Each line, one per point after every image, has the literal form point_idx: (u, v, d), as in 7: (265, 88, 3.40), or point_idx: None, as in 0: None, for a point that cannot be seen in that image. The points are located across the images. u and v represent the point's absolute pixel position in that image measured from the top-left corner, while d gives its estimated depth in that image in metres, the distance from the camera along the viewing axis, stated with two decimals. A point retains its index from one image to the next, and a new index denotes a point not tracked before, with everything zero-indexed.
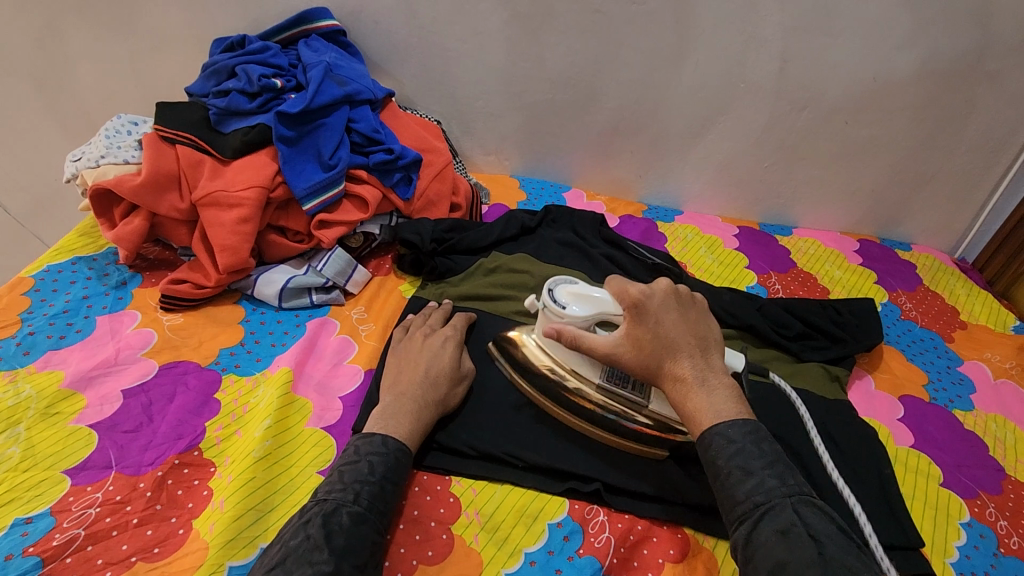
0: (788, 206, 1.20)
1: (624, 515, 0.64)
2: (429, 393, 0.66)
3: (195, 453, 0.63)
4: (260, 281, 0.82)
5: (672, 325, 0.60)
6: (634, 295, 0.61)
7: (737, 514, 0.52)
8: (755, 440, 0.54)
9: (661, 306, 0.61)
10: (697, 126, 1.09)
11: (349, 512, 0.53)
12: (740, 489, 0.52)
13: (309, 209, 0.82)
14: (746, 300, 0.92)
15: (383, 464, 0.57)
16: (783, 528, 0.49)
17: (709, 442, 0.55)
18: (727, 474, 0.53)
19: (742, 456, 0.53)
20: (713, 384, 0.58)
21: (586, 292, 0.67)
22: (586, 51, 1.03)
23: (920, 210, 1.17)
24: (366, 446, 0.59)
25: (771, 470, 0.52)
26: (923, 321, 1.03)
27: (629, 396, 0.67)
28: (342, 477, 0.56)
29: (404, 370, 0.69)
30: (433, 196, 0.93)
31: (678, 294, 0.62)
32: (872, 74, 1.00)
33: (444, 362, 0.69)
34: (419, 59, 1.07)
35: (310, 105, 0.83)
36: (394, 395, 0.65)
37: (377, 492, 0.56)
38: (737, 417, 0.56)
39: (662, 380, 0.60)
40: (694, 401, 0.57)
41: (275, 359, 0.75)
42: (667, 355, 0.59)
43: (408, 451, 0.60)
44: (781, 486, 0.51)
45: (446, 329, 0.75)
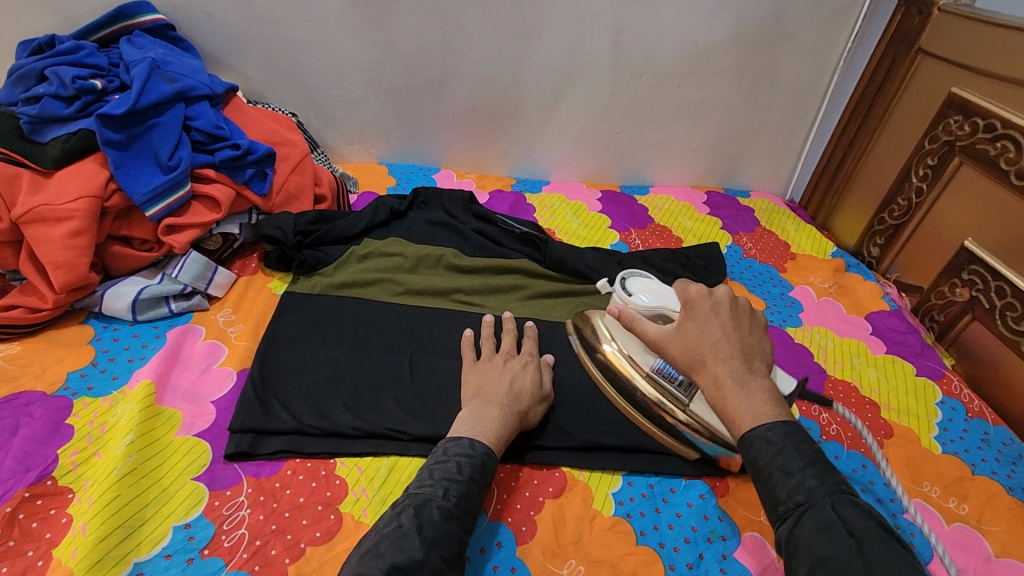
0: (643, 167, 1.30)
1: (507, 466, 0.71)
2: (512, 403, 0.68)
3: (47, 483, 0.59)
4: (106, 296, 0.77)
5: (719, 328, 0.59)
6: (692, 295, 0.62)
7: (780, 513, 0.50)
8: (796, 440, 0.52)
9: (711, 310, 0.60)
10: (550, 98, 1.15)
11: (439, 506, 0.55)
12: (782, 488, 0.50)
13: (153, 215, 0.78)
14: (607, 256, 1.01)
15: (471, 464, 0.59)
16: (823, 525, 0.47)
17: (750, 445, 0.53)
18: (769, 476, 0.51)
19: (784, 457, 0.51)
20: (753, 388, 0.56)
21: (657, 288, 0.73)
22: (431, 32, 1.04)
23: (753, 160, 1.32)
24: (455, 447, 0.61)
25: (810, 470, 0.50)
26: (761, 257, 1.17)
27: (673, 391, 0.69)
28: (433, 474, 0.58)
29: (484, 386, 0.70)
30: (293, 189, 0.92)
31: (735, 300, 0.62)
32: (693, 41, 1.11)
33: (527, 381, 0.71)
34: (262, 51, 1.03)
35: (136, 105, 0.78)
36: (478, 401, 0.67)
37: (465, 491, 0.57)
38: (774, 420, 0.54)
39: (698, 377, 0.59)
40: (731, 404, 0.56)
41: (133, 374, 0.71)
42: (710, 354, 0.58)
43: (494, 456, 0.62)
44: (821, 485, 0.49)
45: (525, 355, 0.76)
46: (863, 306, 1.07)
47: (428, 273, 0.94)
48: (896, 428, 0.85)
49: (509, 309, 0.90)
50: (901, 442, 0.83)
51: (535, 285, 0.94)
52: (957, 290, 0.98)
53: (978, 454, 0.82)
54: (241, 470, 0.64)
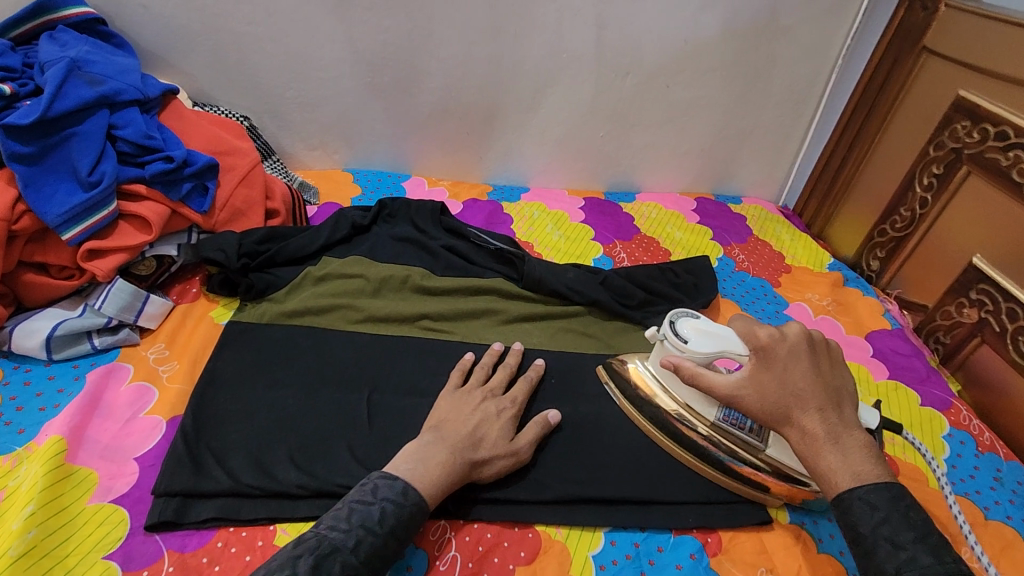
0: (630, 172, 1.22)
1: (473, 526, 0.63)
2: (464, 448, 0.61)
3: None
4: (15, 333, 0.67)
5: (804, 376, 0.56)
6: (763, 339, 0.58)
7: None
8: (902, 508, 0.50)
9: (791, 354, 0.57)
10: (529, 99, 1.06)
11: (343, 561, 0.50)
12: (890, 563, 0.48)
13: (70, 239, 0.68)
14: (589, 274, 0.93)
15: (395, 516, 0.54)
16: None
17: (848, 507, 0.51)
18: (875, 547, 0.49)
19: (890, 526, 0.49)
20: (847, 443, 0.53)
21: (711, 327, 0.64)
22: (395, 27, 0.95)
23: (746, 164, 1.25)
24: (386, 489, 0.55)
25: (923, 545, 0.48)
26: (754, 270, 1.10)
27: (744, 438, 0.66)
28: (350, 518, 0.53)
29: (447, 421, 0.64)
30: (239, 204, 0.83)
31: (810, 337, 0.58)
32: (682, 38, 1.03)
33: (494, 429, 0.64)
34: (208, 47, 0.93)
35: (48, 113, 0.67)
36: (433, 435, 0.62)
37: (379, 546, 0.52)
38: (878, 481, 0.51)
39: (786, 431, 0.56)
40: (826, 459, 0.53)
41: (43, 426, 0.62)
42: (796, 406, 0.55)
43: (425, 509, 0.56)
44: (938, 564, 0.47)
45: (507, 398, 0.69)
46: (864, 325, 1.00)
47: (392, 297, 0.85)
48: (901, 466, 0.78)
49: (481, 338, 0.82)
50: (909, 483, 0.76)
51: (510, 308, 0.86)
52: (964, 311, 0.91)
53: (991, 496, 0.75)
54: (162, 544, 0.55)
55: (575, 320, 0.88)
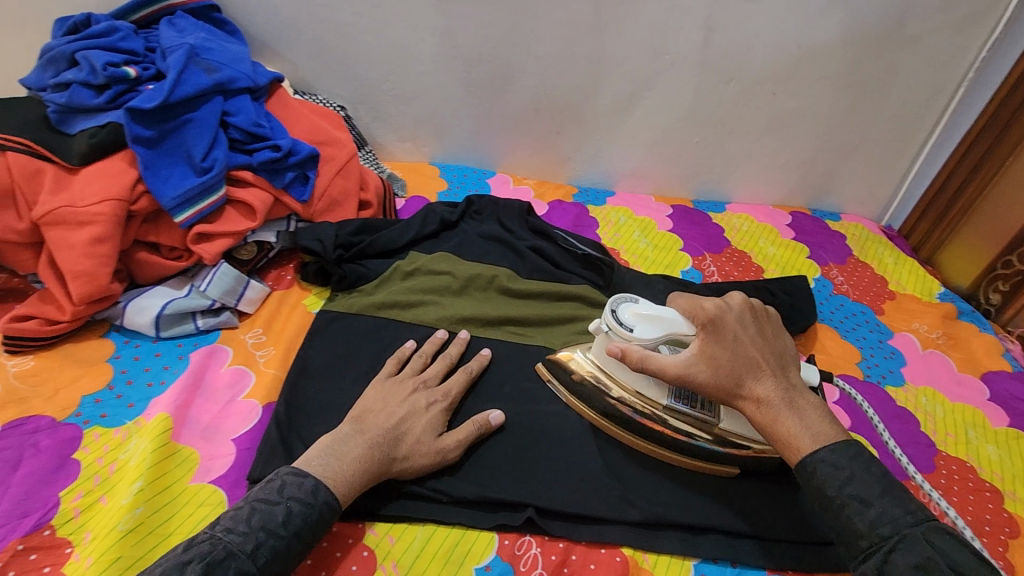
0: (722, 181, 1.16)
1: (559, 544, 0.60)
2: (386, 441, 0.58)
3: (45, 534, 0.53)
4: (128, 309, 0.70)
5: (751, 344, 0.60)
6: (710, 311, 0.61)
7: (863, 547, 0.50)
8: (863, 465, 0.53)
9: (738, 321, 0.61)
10: (624, 101, 1.02)
11: (236, 567, 0.47)
12: (861, 521, 0.51)
13: (182, 222, 0.70)
14: (681, 288, 0.89)
15: (302, 517, 0.51)
16: (920, 562, 0.47)
17: (812, 471, 0.54)
18: (843, 507, 0.52)
19: (857, 485, 0.52)
20: (801, 405, 0.58)
21: (651, 311, 0.62)
22: (496, 23, 0.93)
23: (848, 180, 1.16)
24: (293, 487, 0.52)
25: (889, 499, 0.51)
26: (854, 295, 1.02)
27: (697, 415, 0.64)
28: (249, 520, 0.50)
29: (373, 409, 0.61)
30: (336, 194, 0.83)
31: (752, 309, 0.63)
32: (796, 42, 0.96)
33: (419, 424, 0.61)
34: (312, 37, 0.94)
35: (170, 98, 0.69)
36: (353, 427, 0.58)
37: (281, 549, 0.50)
38: (837, 439, 0.55)
39: (740, 401, 0.59)
40: (785, 424, 0.57)
41: (151, 402, 0.64)
42: (748, 374, 0.58)
43: (337, 509, 0.53)
44: (906, 515, 0.50)
45: (441, 392, 0.65)
46: (978, 363, 0.91)
47: (477, 296, 0.84)
48: None
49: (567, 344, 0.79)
50: None
51: (595, 316, 0.83)
52: None
53: None
54: None
55: None
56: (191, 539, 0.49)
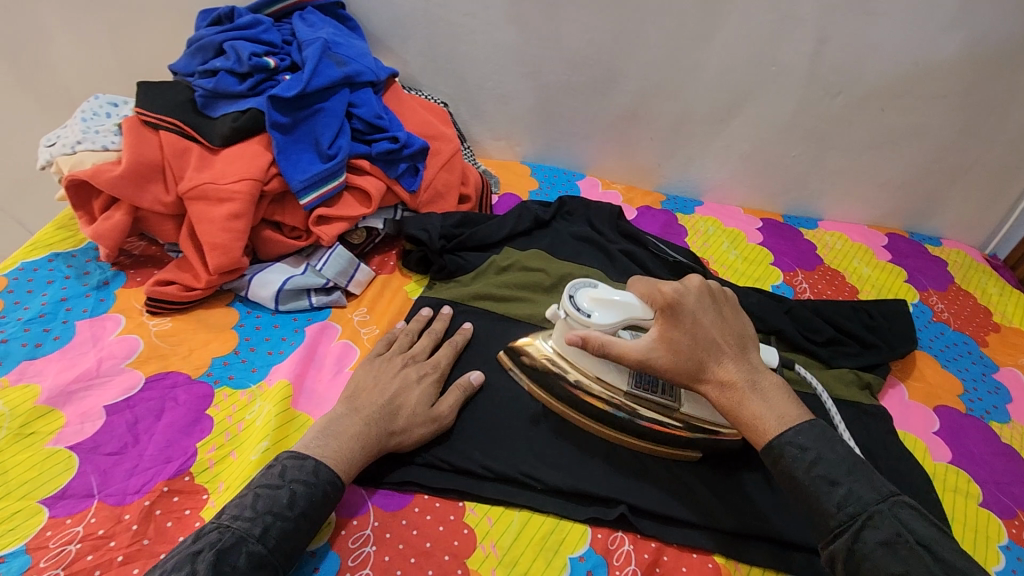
0: (816, 197, 1.13)
1: (651, 544, 0.60)
2: (387, 419, 0.60)
3: (185, 479, 0.57)
4: (253, 282, 0.75)
5: (711, 327, 0.56)
6: (667, 295, 0.57)
7: (831, 527, 0.48)
8: (829, 443, 0.51)
9: (697, 304, 0.57)
10: (722, 111, 1.02)
11: (248, 550, 0.48)
12: (829, 500, 0.49)
13: (306, 204, 0.75)
14: (774, 302, 0.88)
15: (307, 497, 0.52)
16: (888, 538, 0.46)
17: (780, 452, 0.51)
18: (811, 487, 0.50)
19: (824, 465, 0.50)
20: (765, 387, 0.55)
21: (610, 296, 0.61)
22: (603, 28, 0.95)
23: (953, 204, 1.11)
24: (294, 470, 0.53)
25: (855, 476, 0.49)
26: (955, 324, 0.98)
27: (657, 399, 0.64)
28: (255, 506, 0.50)
29: (363, 391, 0.62)
30: (440, 186, 0.86)
31: (712, 292, 0.59)
32: (912, 59, 0.93)
33: (415, 396, 0.63)
34: (424, 36, 0.99)
35: (306, 88, 0.74)
36: (349, 408, 0.60)
37: (291, 529, 0.50)
38: (801, 422, 0.53)
39: (702, 385, 0.56)
40: (749, 407, 0.54)
41: (272, 369, 0.69)
42: (707, 357, 0.55)
43: (340, 486, 0.54)
44: (872, 491, 0.49)
45: (427, 365, 0.68)
46: None
47: None
48: None
49: None
50: None
51: None
52: None
53: None
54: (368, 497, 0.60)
55: None
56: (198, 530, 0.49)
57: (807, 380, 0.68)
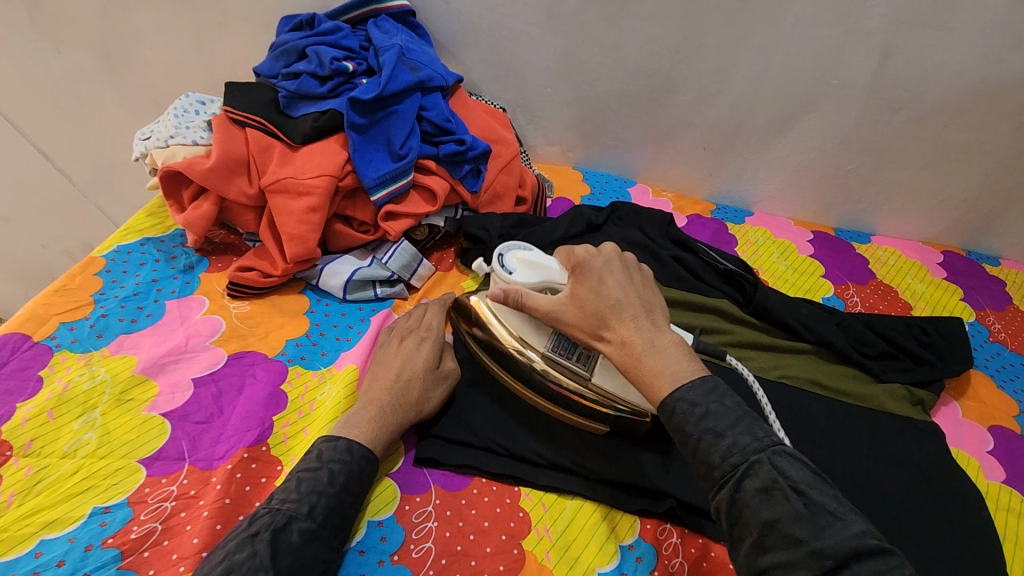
0: (869, 212, 1.12)
1: (699, 539, 0.62)
2: (402, 400, 0.63)
3: (262, 449, 0.62)
4: (325, 272, 0.80)
5: (616, 285, 0.61)
6: (580, 256, 0.65)
7: (716, 479, 0.48)
8: (719, 398, 0.52)
9: (604, 266, 0.63)
10: (779, 122, 1.03)
11: (300, 527, 0.50)
12: (715, 453, 0.49)
13: (377, 199, 0.79)
14: (825, 314, 0.88)
15: (345, 474, 0.55)
16: (764, 485, 0.46)
17: (672, 410, 0.52)
18: (698, 441, 0.50)
19: (710, 418, 0.50)
20: (663, 346, 0.57)
21: (536, 259, 0.69)
22: (664, 39, 0.97)
23: (1015, 224, 1.09)
24: (329, 451, 0.56)
25: (739, 427, 0.50)
26: (1013, 345, 0.96)
27: (572, 366, 0.66)
28: (299, 487, 0.53)
29: (376, 376, 0.65)
30: (499, 188, 0.89)
31: (624, 257, 0.64)
32: (981, 75, 0.92)
33: (418, 364, 0.66)
34: (489, 43, 1.03)
35: (383, 92, 0.80)
36: (362, 401, 0.62)
37: (335, 504, 0.53)
38: (693, 378, 0.54)
39: (604, 343, 0.60)
40: (646, 364, 0.56)
41: (341, 354, 0.73)
42: (611, 314, 0.60)
43: (373, 459, 0.58)
44: (753, 441, 0.49)
45: (421, 329, 0.71)
46: None
47: None
48: None
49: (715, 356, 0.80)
50: None
51: (739, 333, 0.84)
52: None
53: None
54: (430, 478, 0.64)
55: (802, 357, 0.85)
56: (251, 515, 0.52)
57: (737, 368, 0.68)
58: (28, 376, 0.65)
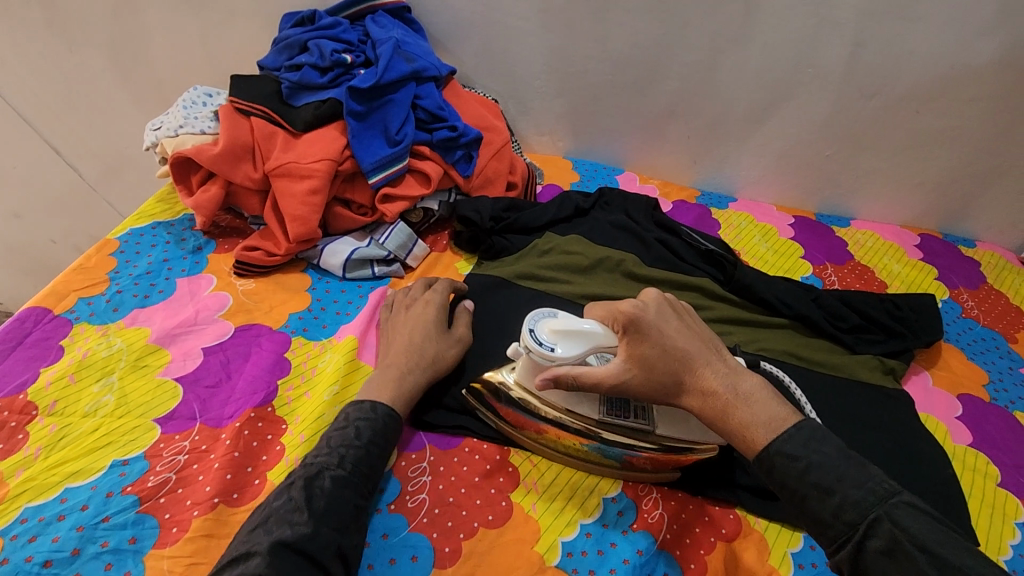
0: (849, 196, 1.17)
1: (677, 493, 0.66)
2: (415, 359, 0.67)
3: (268, 410, 0.66)
4: (325, 251, 0.85)
5: (676, 335, 0.58)
6: (627, 313, 0.58)
7: (831, 536, 0.49)
8: (819, 446, 0.51)
9: (658, 317, 0.59)
10: (760, 110, 1.07)
11: (332, 475, 0.55)
12: (825, 509, 0.50)
13: (374, 182, 0.84)
14: (802, 290, 0.93)
15: (370, 430, 0.59)
16: (887, 546, 0.47)
17: (771, 463, 0.52)
18: (805, 496, 0.51)
19: (815, 472, 0.50)
20: (748, 392, 0.56)
21: (571, 325, 0.62)
22: (648, 31, 1.02)
23: (989, 207, 1.14)
24: (356, 412, 0.61)
25: (848, 480, 0.49)
26: (985, 321, 1.00)
27: (632, 426, 0.64)
28: (329, 443, 0.58)
29: (392, 342, 0.70)
30: (491, 174, 0.94)
31: (666, 301, 0.61)
32: (949, 62, 0.97)
33: (425, 325, 0.71)
34: (481, 38, 1.08)
35: (380, 80, 0.85)
36: (381, 367, 0.67)
37: (363, 456, 0.57)
38: (788, 425, 0.53)
39: (686, 399, 0.58)
40: (735, 413, 0.55)
41: (341, 327, 0.78)
42: (684, 369, 0.57)
43: (397, 417, 0.62)
44: (867, 494, 0.49)
45: (426, 295, 0.76)
46: None
47: (608, 274, 0.89)
48: None
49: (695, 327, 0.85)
50: None
51: (717, 308, 0.89)
52: None
53: None
54: (425, 438, 0.68)
55: (779, 330, 0.89)
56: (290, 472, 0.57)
57: (772, 372, 0.71)
58: (50, 345, 0.70)
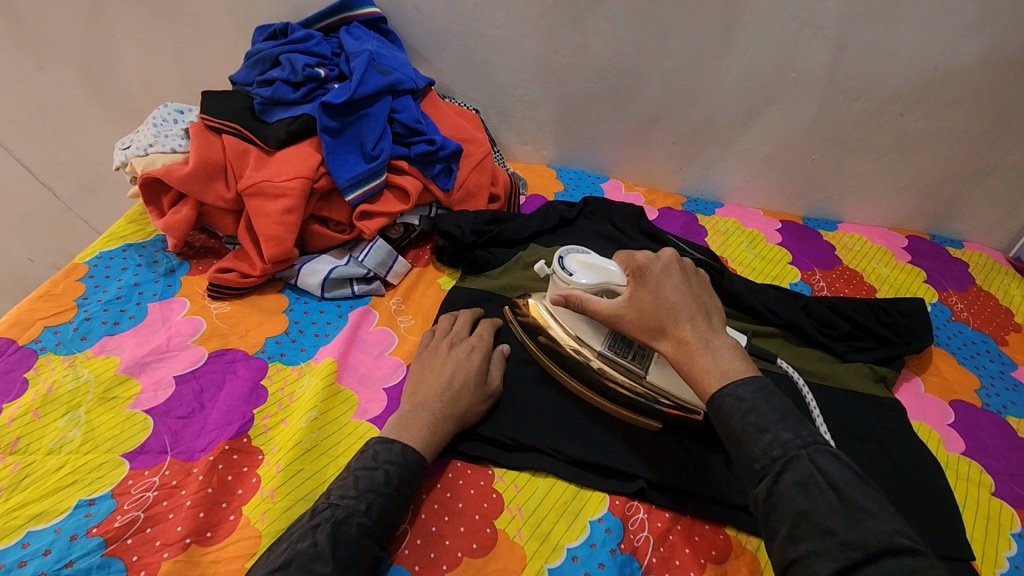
0: (835, 200, 1.16)
1: (666, 514, 0.64)
2: (450, 407, 0.64)
3: (243, 440, 0.64)
4: (303, 271, 0.83)
5: (673, 289, 0.60)
6: (639, 261, 0.64)
7: (756, 470, 0.49)
8: (767, 397, 0.52)
9: (663, 270, 0.62)
10: (744, 115, 1.06)
11: (358, 522, 0.53)
12: (755, 445, 0.49)
13: (352, 199, 0.82)
14: (790, 298, 0.92)
15: (399, 475, 0.57)
16: (802, 479, 0.46)
17: (719, 404, 0.53)
18: (741, 433, 0.51)
19: (755, 413, 0.51)
20: (717, 346, 0.57)
21: (594, 261, 0.69)
22: (628, 37, 1.00)
23: (975, 207, 1.13)
24: (386, 453, 0.58)
25: (784, 424, 0.50)
26: (975, 323, 1.00)
27: (628, 365, 0.68)
28: (357, 485, 0.55)
29: (426, 379, 0.68)
30: (472, 186, 0.92)
31: (682, 263, 0.64)
32: (932, 63, 0.96)
33: (470, 374, 0.68)
34: (460, 47, 1.06)
35: (354, 95, 0.83)
36: (413, 404, 0.64)
37: (389, 504, 0.55)
38: (744, 376, 0.54)
39: (664, 343, 0.59)
40: (699, 363, 0.56)
41: (319, 350, 0.76)
42: (669, 318, 0.59)
43: (425, 463, 0.60)
44: (796, 438, 0.49)
45: (473, 339, 0.73)
46: None
47: None
48: None
49: None
50: None
51: None
52: None
53: None
54: None
55: (770, 340, 0.87)
56: (311, 509, 0.55)
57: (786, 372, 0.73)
58: (14, 378, 0.68)
